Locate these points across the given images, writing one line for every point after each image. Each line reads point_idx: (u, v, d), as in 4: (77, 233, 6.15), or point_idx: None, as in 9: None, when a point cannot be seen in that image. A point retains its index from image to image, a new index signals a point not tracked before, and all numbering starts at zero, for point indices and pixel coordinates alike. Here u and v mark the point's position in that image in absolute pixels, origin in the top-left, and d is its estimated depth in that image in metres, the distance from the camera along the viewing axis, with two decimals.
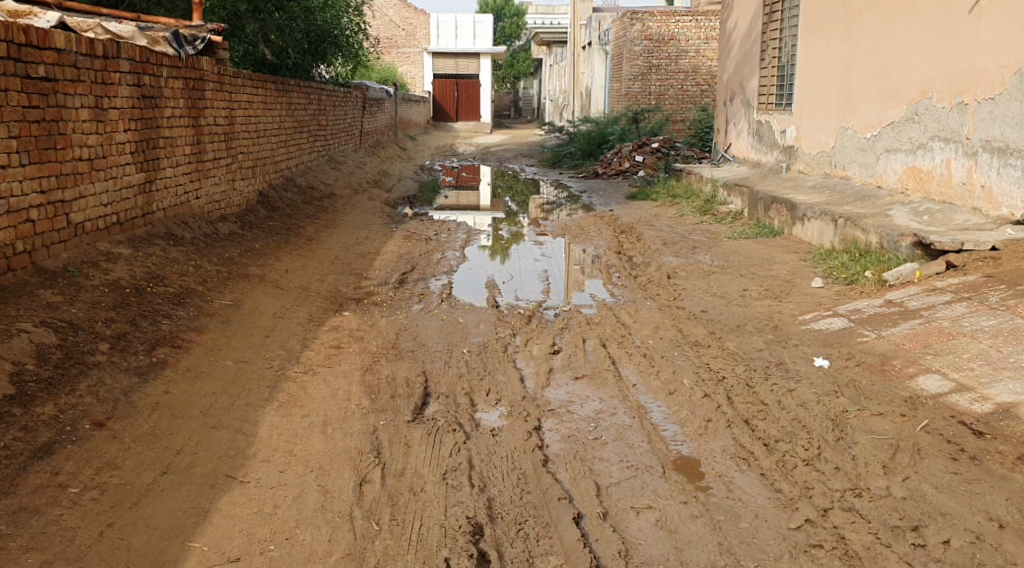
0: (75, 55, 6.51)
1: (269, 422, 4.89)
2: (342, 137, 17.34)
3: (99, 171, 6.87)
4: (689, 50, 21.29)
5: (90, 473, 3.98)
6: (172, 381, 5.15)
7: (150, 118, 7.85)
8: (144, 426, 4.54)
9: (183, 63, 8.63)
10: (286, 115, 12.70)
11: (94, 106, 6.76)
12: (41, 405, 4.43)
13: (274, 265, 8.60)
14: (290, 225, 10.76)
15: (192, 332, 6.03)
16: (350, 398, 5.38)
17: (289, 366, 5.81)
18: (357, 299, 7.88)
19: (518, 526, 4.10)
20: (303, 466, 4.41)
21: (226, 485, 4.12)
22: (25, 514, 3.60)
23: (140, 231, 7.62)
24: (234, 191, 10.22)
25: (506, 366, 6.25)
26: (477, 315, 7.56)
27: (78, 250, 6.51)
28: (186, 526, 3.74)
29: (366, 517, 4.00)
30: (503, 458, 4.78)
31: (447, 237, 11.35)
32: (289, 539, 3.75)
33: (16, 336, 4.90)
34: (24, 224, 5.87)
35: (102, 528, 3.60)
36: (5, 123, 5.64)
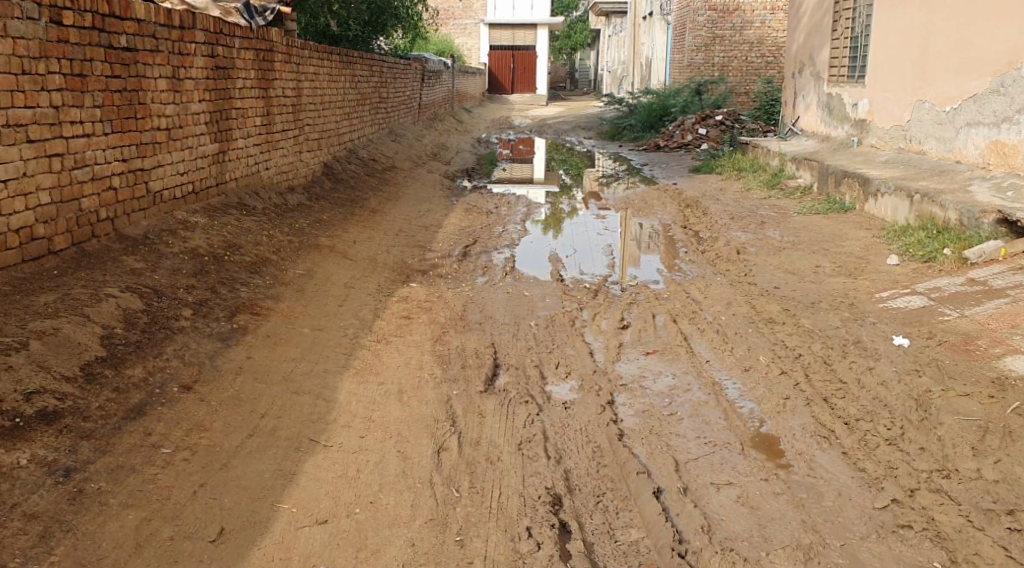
0: (154, 26, 6.57)
1: (347, 388, 4.95)
2: (403, 110, 17.41)
3: (176, 141, 6.99)
4: (754, 21, 20.74)
5: (181, 435, 4.09)
6: (253, 347, 5.26)
7: (224, 89, 7.94)
8: (230, 390, 4.65)
9: (254, 34, 8.72)
10: (349, 88, 12.77)
11: (170, 76, 6.86)
12: (131, 367, 4.56)
13: (343, 236, 8.68)
14: (354, 197, 10.83)
15: (268, 300, 6.13)
16: (422, 367, 5.42)
17: (363, 335, 5.86)
18: (423, 271, 7.90)
19: (598, 498, 4.09)
20: (383, 433, 4.45)
21: (310, 449, 4.19)
22: (122, 472, 3.70)
23: (214, 200, 7.78)
24: (301, 162, 10.33)
25: (575, 339, 6.23)
26: (543, 289, 7.54)
27: (157, 219, 6.67)
28: (274, 487, 3.81)
29: (446, 484, 4.03)
30: (577, 430, 4.76)
31: (508, 210, 11.30)
32: (374, 502, 3.80)
33: (104, 301, 5.02)
34: (107, 192, 6.01)
35: (195, 488, 3.69)
36: (90, 93, 5.73)
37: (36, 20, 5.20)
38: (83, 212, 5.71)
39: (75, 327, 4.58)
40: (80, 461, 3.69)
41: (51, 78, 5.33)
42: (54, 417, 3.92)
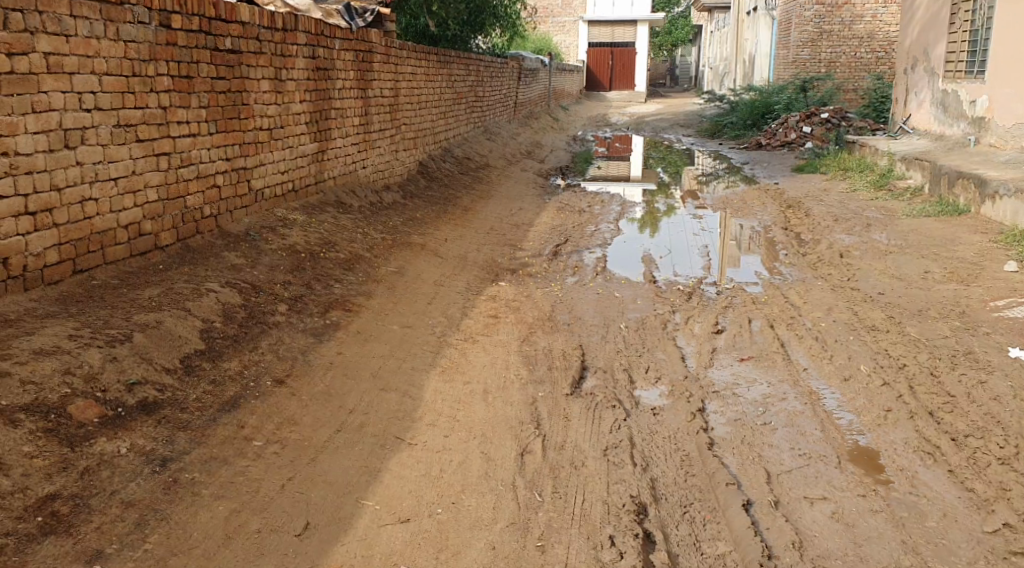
0: (258, 28, 6.76)
1: (434, 386, 4.99)
2: (498, 108, 17.51)
3: (277, 141, 7.21)
4: (865, 15, 19.91)
5: (272, 428, 4.19)
6: (344, 343, 5.36)
7: (325, 90, 8.14)
8: (320, 385, 4.75)
9: (354, 35, 8.89)
10: (446, 87, 12.91)
11: (273, 77, 7.07)
12: (227, 360, 4.73)
13: (434, 234, 8.77)
14: (448, 195, 10.93)
15: (360, 297, 6.24)
16: (508, 367, 5.41)
17: (451, 333, 5.90)
18: (513, 270, 7.90)
19: (684, 508, 3.98)
20: (467, 433, 4.46)
21: (395, 447, 4.24)
22: (215, 463, 3.81)
23: (312, 198, 7.99)
24: (397, 160, 10.51)
25: (666, 344, 6.09)
26: (634, 290, 7.43)
27: (258, 216, 6.90)
28: (359, 484, 3.87)
29: (528, 488, 4.01)
30: (665, 438, 4.65)
31: (602, 209, 11.19)
32: (455, 503, 3.81)
33: (205, 296, 5.22)
34: (211, 189, 6.25)
35: (284, 481, 3.78)
36: (196, 94, 5.95)
37: (146, 23, 5.39)
38: (188, 208, 5.96)
39: (177, 321, 4.77)
40: (176, 451, 3.83)
41: (159, 80, 5.54)
42: (154, 408, 4.09)
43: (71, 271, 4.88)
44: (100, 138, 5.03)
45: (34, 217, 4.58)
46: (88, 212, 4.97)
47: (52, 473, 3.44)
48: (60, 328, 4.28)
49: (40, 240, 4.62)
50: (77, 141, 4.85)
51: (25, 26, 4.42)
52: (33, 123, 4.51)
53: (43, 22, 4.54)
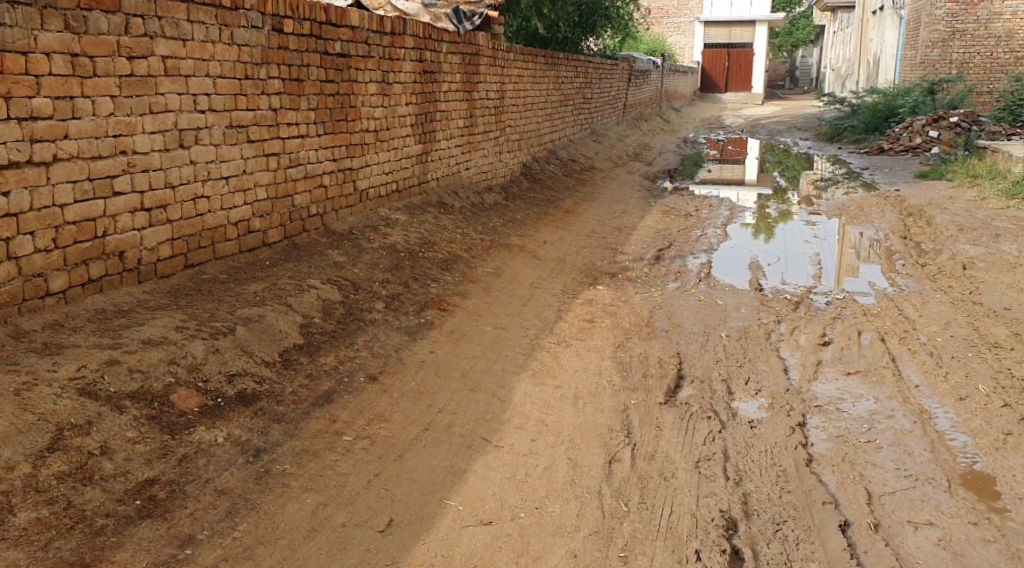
0: (367, 32, 6.92)
1: (523, 389, 4.97)
2: (607, 109, 17.39)
3: (383, 142, 7.37)
4: (1004, 13, 18.62)
5: (362, 423, 4.28)
6: (437, 342, 5.43)
7: (431, 92, 8.26)
8: (411, 382, 4.82)
9: (461, 38, 8.97)
10: (553, 89, 12.89)
11: (381, 80, 7.21)
12: (324, 355, 4.88)
13: (534, 235, 8.78)
14: (550, 197, 10.91)
15: (455, 297, 6.30)
16: (601, 373, 5.34)
17: (544, 336, 5.87)
18: (612, 273, 7.81)
19: (776, 526, 3.81)
20: (554, 437, 4.43)
21: (482, 448, 4.24)
22: (306, 456, 3.92)
23: (415, 198, 8.14)
24: (501, 162, 10.58)
25: (768, 354, 5.88)
26: (737, 298, 7.19)
27: (361, 215, 7.07)
28: (444, 483, 3.89)
29: (614, 496, 3.94)
30: (761, 452, 4.48)
31: (709, 214, 10.93)
32: (539, 508, 3.78)
33: (306, 292, 5.39)
34: (318, 189, 6.46)
35: (371, 477, 3.85)
36: (305, 97, 6.15)
37: (259, 28, 5.59)
38: (295, 207, 6.18)
39: (277, 316, 4.95)
40: (270, 443, 3.97)
41: (271, 82, 5.76)
42: (251, 399, 4.25)
43: (183, 265, 5.14)
44: (213, 138, 5.27)
45: (149, 213, 4.83)
46: (200, 210, 5.22)
47: (153, 459, 3.62)
48: (169, 320, 4.51)
49: (154, 235, 4.88)
50: (192, 141, 5.09)
51: (144, 30, 4.65)
52: (150, 124, 4.75)
53: (162, 27, 4.77)
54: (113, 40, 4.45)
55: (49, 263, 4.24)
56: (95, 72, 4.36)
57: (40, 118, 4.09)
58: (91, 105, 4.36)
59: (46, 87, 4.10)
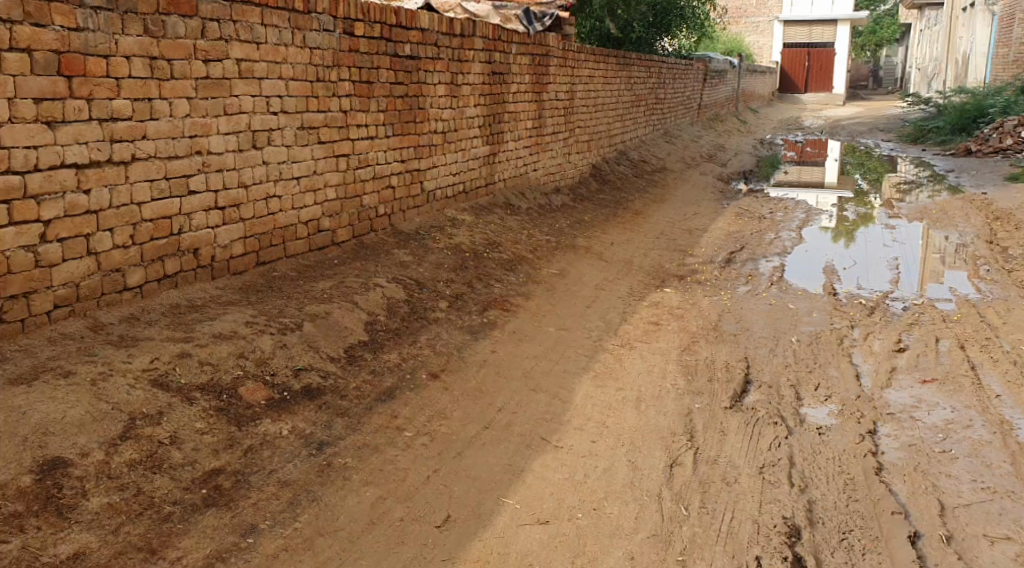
0: (437, 34, 6.99)
1: (585, 390, 4.95)
2: (681, 110, 17.16)
3: (451, 143, 7.44)
4: None
5: (423, 420, 4.33)
6: (499, 342, 5.45)
7: (499, 94, 8.30)
8: (472, 381, 4.86)
9: (531, 39, 8.97)
10: (625, 89, 12.80)
11: (450, 81, 7.28)
12: (387, 353, 4.95)
13: (602, 237, 8.74)
14: (620, 198, 10.85)
15: (519, 298, 6.32)
16: (665, 376, 5.27)
17: (608, 338, 5.83)
18: (681, 276, 7.71)
19: (842, 535, 3.71)
20: (615, 439, 4.40)
21: (541, 448, 4.24)
22: (367, 450, 3.99)
23: (482, 199, 8.19)
24: (570, 163, 10.56)
25: (839, 360, 5.71)
26: (810, 303, 7.01)
27: (428, 216, 7.16)
28: (502, 481, 3.90)
29: (675, 500, 3.88)
30: (829, 459, 4.36)
31: (783, 216, 10.68)
32: (597, 509, 3.76)
33: (372, 290, 5.48)
34: (386, 189, 6.56)
35: (430, 473, 3.89)
36: (375, 99, 6.26)
37: (331, 31, 5.71)
38: (363, 208, 6.30)
39: (343, 313, 5.05)
40: (332, 436, 4.05)
41: (341, 85, 5.87)
42: (316, 394, 4.35)
43: (254, 263, 5.29)
44: (285, 139, 5.41)
45: (223, 212, 5.00)
46: (272, 209, 5.37)
47: (220, 449, 3.74)
48: (239, 315, 4.66)
49: (227, 234, 5.04)
50: (264, 142, 5.24)
51: (220, 34, 4.80)
52: (225, 125, 4.91)
53: (237, 31, 4.92)
54: (190, 43, 4.61)
55: (127, 258, 4.42)
56: (173, 75, 4.52)
57: (120, 119, 4.26)
58: (169, 107, 4.53)
59: (126, 89, 4.27)
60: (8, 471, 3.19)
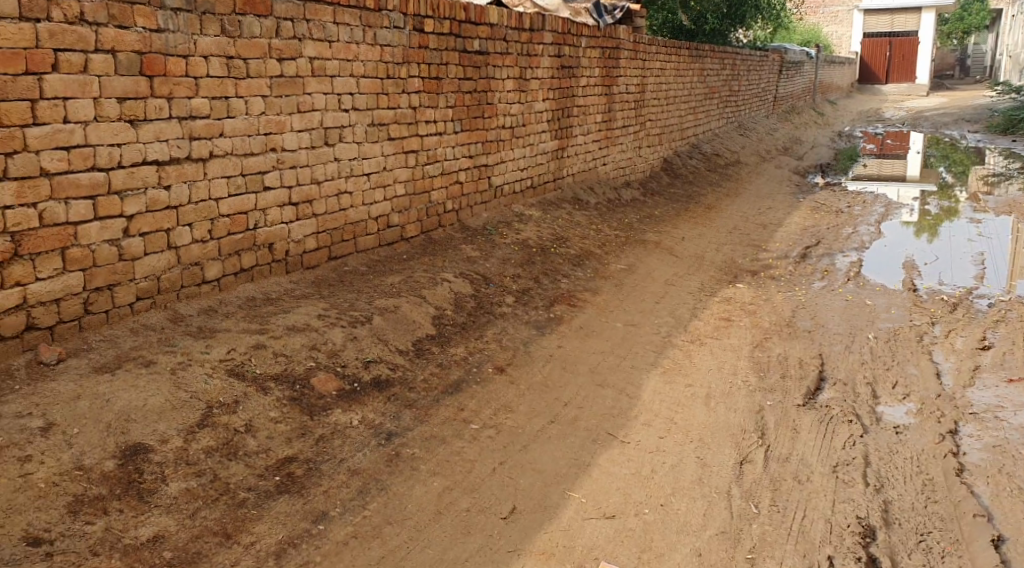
0: (506, 29, 7.00)
1: (653, 386, 4.91)
2: (755, 102, 16.80)
3: (519, 138, 7.46)
4: None
5: (490, 413, 4.36)
6: (565, 337, 5.45)
7: (568, 88, 8.27)
8: (538, 375, 4.87)
9: (601, 32, 8.88)
10: (698, 82, 12.61)
11: (518, 76, 7.29)
12: (454, 346, 5.00)
13: (672, 232, 8.63)
14: (691, 193, 10.70)
15: (587, 293, 6.30)
16: (736, 372, 5.19)
17: (677, 334, 5.77)
18: (754, 271, 7.56)
19: (920, 537, 3.60)
20: (683, 435, 4.34)
21: (608, 443, 4.22)
22: (434, 441, 4.04)
23: (550, 194, 8.19)
24: (640, 158, 10.47)
25: (919, 358, 5.51)
26: (888, 299, 6.79)
27: (496, 211, 7.20)
28: (568, 475, 3.90)
29: (744, 498, 3.81)
30: (906, 459, 4.22)
31: (862, 210, 10.36)
32: (664, 505, 3.72)
33: (440, 284, 5.55)
34: (454, 185, 6.61)
35: (496, 465, 3.91)
36: (444, 95, 6.32)
37: (401, 28, 5.78)
38: (432, 203, 6.37)
39: (411, 307, 5.13)
40: (401, 427, 4.11)
41: (410, 81, 5.94)
42: (385, 385, 4.43)
43: (326, 258, 5.41)
44: (356, 136, 5.51)
45: (297, 207, 5.12)
46: (343, 205, 5.47)
47: (292, 438, 3.84)
48: (312, 308, 4.78)
49: (301, 229, 5.17)
50: (336, 139, 5.34)
51: (293, 33, 4.92)
52: (298, 122, 5.03)
53: (310, 30, 5.02)
54: (265, 42, 4.73)
55: (205, 253, 4.57)
56: (248, 74, 4.65)
57: (198, 117, 4.40)
58: (244, 105, 4.66)
59: (204, 88, 4.41)
60: (93, 456, 3.34)
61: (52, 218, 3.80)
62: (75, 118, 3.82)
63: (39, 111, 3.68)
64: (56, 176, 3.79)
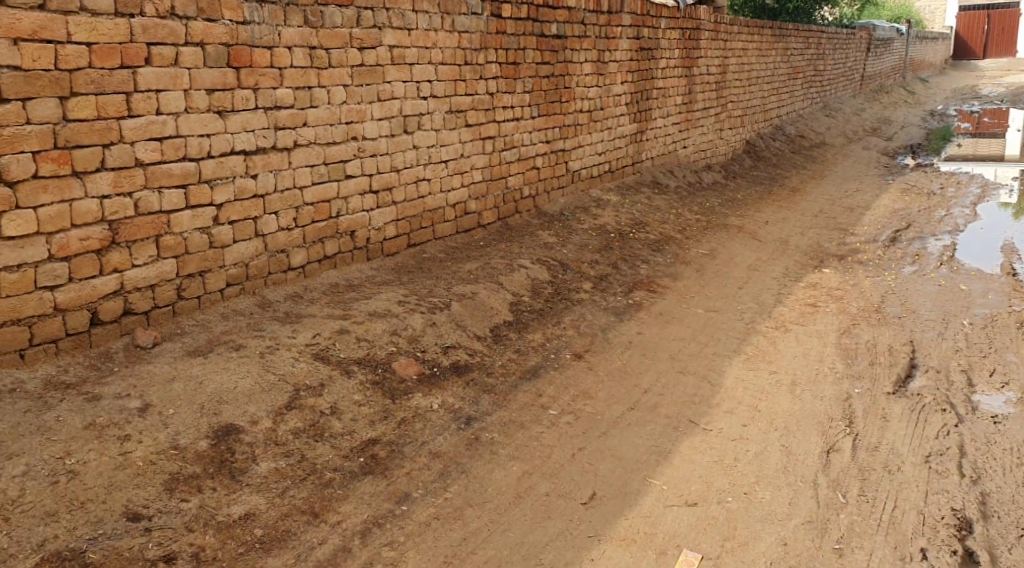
0: (584, 12, 6.93)
1: (735, 373, 4.82)
2: (842, 82, 16.26)
3: (596, 122, 7.39)
4: None
5: (568, 399, 4.36)
6: (645, 323, 5.40)
7: (647, 70, 8.14)
8: (618, 361, 4.83)
9: (681, 12, 8.70)
10: (781, 62, 12.26)
11: (596, 59, 7.21)
12: (533, 332, 5.01)
13: (755, 216, 8.44)
14: (774, 175, 10.44)
15: (667, 278, 6.22)
16: (821, 359, 5.05)
17: (760, 320, 5.64)
18: (840, 256, 7.33)
19: (1021, 532, 3.48)
20: (767, 423, 4.25)
21: (689, 430, 4.17)
22: (513, 426, 4.06)
23: (629, 178, 8.11)
24: (722, 140, 10.27)
25: (1019, 346, 5.25)
26: (986, 284, 6.49)
27: (574, 196, 7.17)
28: (648, 462, 3.87)
29: (831, 487, 3.71)
30: (1005, 451, 4.05)
31: (956, 191, 9.92)
32: (748, 494, 3.66)
33: (517, 271, 5.55)
34: (531, 170, 6.61)
35: (575, 450, 3.91)
36: (521, 80, 6.31)
37: (479, 14, 5.78)
38: (509, 189, 6.39)
39: (489, 293, 5.16)
40: (480, 412, 4.15)
41: (488, 67, 5.95)
42: (464, 370, 4.47)
43: (406, 245, 5.49)
44: (434, 123, 5.55)
45: (377, 195, 5.20)
46: (422, 192, 5.53)
47: (375, 420, 3.91)
48: (392, 295, 4.86)
49: (381, 216, 5.25)
50: (415, 127, 5.40)
51: (374, 22, 4.98)
52: (378, 111, 5.10)
53: (390, 18, 5.08)
54: (346, 32, 4.81)
55: (290, 240, 4.69)
56: (330, 64, 4.74)
57: (282, 107, 4.50)
58: (326, 95, 4.75)
59: (288, 79, 4.51)
60: (187, 436, 3.47)
61: (146, 207, 3.96)
62: (167, 110, 3.96)
63: (134, 104, 3.82)
64: (150, 167, 3.93)
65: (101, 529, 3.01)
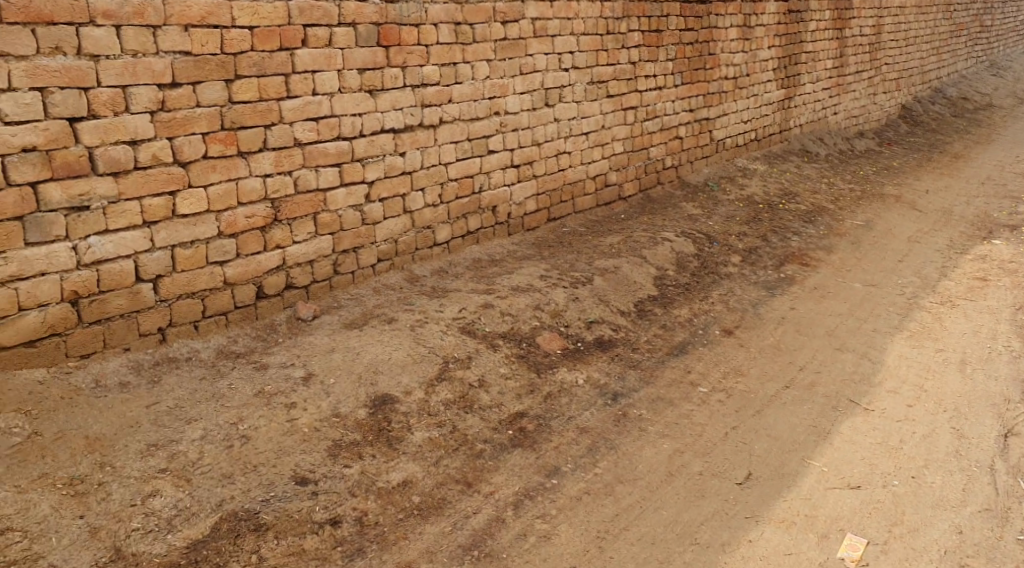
0: None
1: (898, 350, 4.54)
2: (1011, 37, 14.96)
3: (742, 89, 7.11)
4: None
5: (718, 376, 4.23)
6: (797, 298, 5.16)
7: (796, 33, 7.74)
8: (769, 338, 4.64)
9: None
10: (942, 19, 11.39)
11: (742, 24, 6.91)
12: (678, 308, 4.88)
13: (914, 184, 7.91)
14: (935, 141, 9.75)
15: (820, 251, 5.92)
16: (996, 337, 4.67)
17: (924, 295, 5.28)
18: (1013, 226, 6.75)
19: None
20: (936, 404, 3.98)
21: (849, 410, 3.95)
22: (662, 403, 3.97)
23: (776, 147, 7.78)
24: (875, 105, 9.68)
25: None
26: None
27: (718, 166, 6.95)
28: (807, 443, 3.70)
29: (1012, 474, 3.44)
30: None
31: None
32: (917, 478, 3.43)
33: (661, 244, 5.42)
34: (674, 140, 6.44)
35: (727, 429, 3.78)
36: (664, 48, 6.13)
37: None
38: (651, 160, 6.25)
39: (633, 267, 5.07)
40: (627, 388, 4.08)
41: (630, 36, 5.81)
42: (609, 345, 4.42)
43: (546, 219, 5.47)
44: (575, 95, 5.48)
45: (518, 169, 5.20)
46: (563, 165, 5.49)
47: (522, 394, 3.92)
48: (534, 270, 4.86)
49: (522, 191, 5.25)
50: (556, 99, 5.35)
51: None
52: (520, 85, 5.08)
53: None
54: (490, 6, 4.79)
55: (437, 216, 4.76)
56: (475, 39, 4.74)
57: (429, 84, 4.55)
58: (470, 70, 4.77)
59: (434, 56, 4.55)
60: (346, 405, 3.60)
61: (304, 185, 4.11)
62: (322, 91, 4.09)
63: (292, 85, 3.96)
64: (307, 146, 4.07)
65: (273, 491, 3.15)
